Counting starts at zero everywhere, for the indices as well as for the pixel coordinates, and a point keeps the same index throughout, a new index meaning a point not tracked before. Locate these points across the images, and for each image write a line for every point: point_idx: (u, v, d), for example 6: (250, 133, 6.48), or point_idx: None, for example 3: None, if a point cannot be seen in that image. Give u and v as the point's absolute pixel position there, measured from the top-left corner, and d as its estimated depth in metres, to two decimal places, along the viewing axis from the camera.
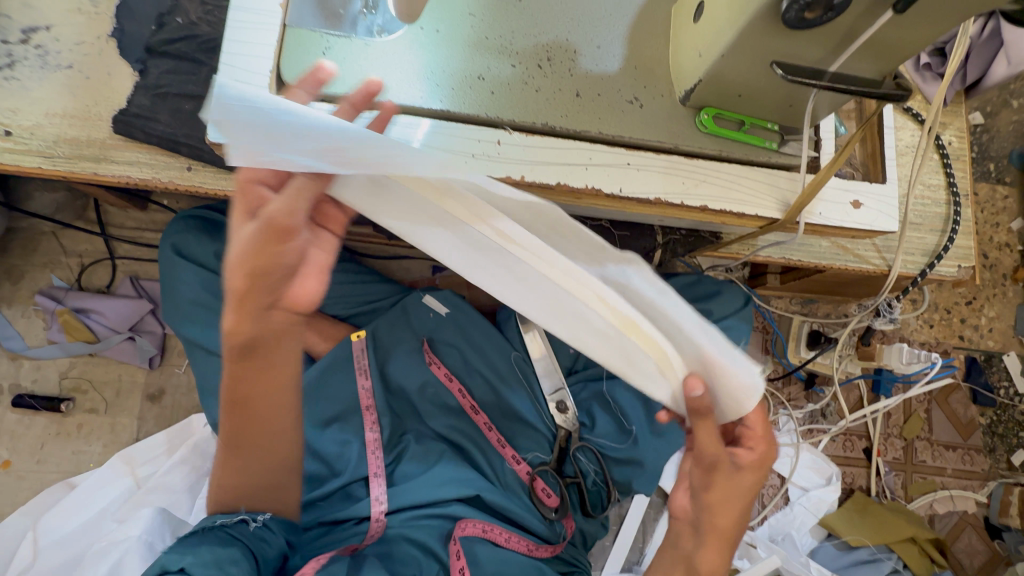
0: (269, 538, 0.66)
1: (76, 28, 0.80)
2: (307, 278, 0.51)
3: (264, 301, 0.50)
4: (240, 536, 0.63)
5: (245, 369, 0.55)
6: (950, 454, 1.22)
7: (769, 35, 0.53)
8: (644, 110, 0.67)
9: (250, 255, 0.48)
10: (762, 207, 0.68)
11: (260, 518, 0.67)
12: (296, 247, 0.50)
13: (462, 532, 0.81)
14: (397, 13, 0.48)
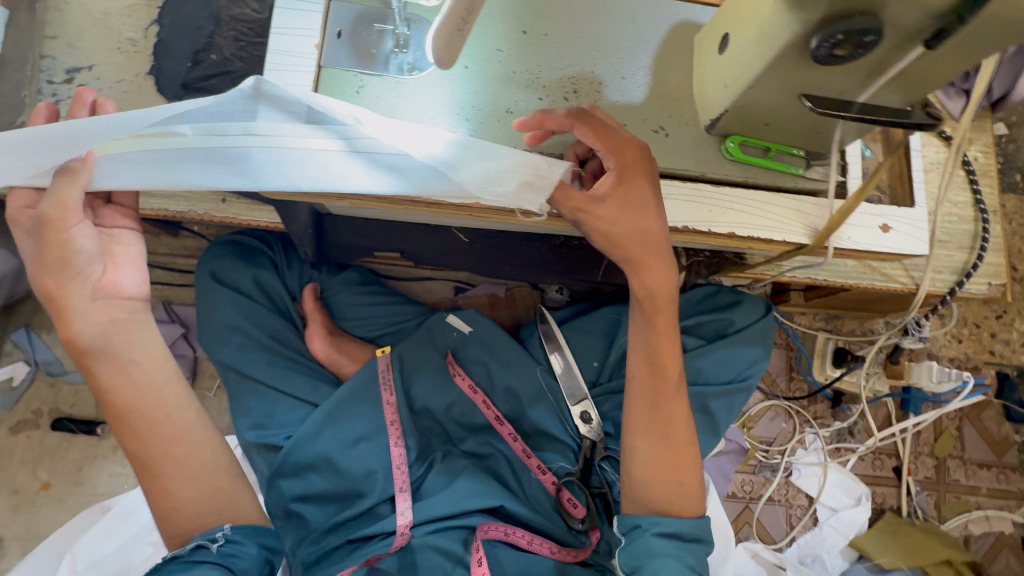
0: (237, 550, 0.63)
1: (117, 67, 0.83)
2: (121, 269, 0.63)
3: (82, 295, 0.60)
4: (206, 557, 0.61)
5: (100, 374, 0.62)
6: (984, 473, 1.19)
7: (798, 68, 0.54)
8: (670, 139, 0.67)
9: (35, 261, 0.57)
10: (790, 232, 0.68)
11: (220, 534, 0.63)
12: (80, 235, 0.58)
13: (485, 535, 0.82)
14: (437, 59, 0.47)
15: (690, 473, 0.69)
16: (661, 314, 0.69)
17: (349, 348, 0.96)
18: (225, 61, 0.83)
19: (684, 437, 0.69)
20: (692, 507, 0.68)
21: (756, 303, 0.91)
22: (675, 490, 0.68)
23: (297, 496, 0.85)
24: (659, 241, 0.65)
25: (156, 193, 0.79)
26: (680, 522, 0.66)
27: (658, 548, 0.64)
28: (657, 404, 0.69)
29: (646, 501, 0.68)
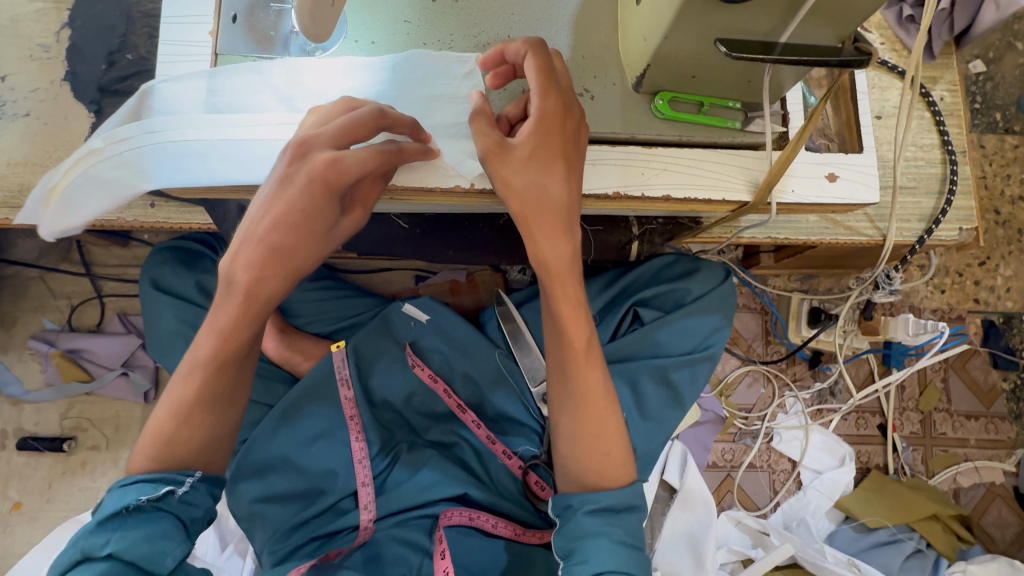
0: (198, 501, 0.58)
1: (31, 75, 0.80)
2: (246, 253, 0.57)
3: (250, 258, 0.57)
4: (168, 507, 0.56)
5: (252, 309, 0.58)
6: (972, 424, 1.17)
7: (707, 11, 0.50)
8: (596, 101, 0.64)
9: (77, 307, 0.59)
10: (731, 190, 0.64)
11: (189, 480, 0.58)
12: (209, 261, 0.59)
13: (448, 522, 0.82)
14: (307, 33, 0.44)
15: (615, 442, 0.65)
16: (565, 285, 0.63)
17: (303, 345, 0.94)
18: (142, 61, 0.80)
19: (606, 405, 0.66)
20: (621, 477, 0.65)
21: (714, 270, 0.88)
22: (604, 457, 0.65)
23: (259, 497, 0.84)
24: (559, 209, 0.59)
25: None
26: (611, 495, 0.64)
27: (589, 526, 0.62)
28: (574, 379, 0.65)
29: (579, 477, 0.65)
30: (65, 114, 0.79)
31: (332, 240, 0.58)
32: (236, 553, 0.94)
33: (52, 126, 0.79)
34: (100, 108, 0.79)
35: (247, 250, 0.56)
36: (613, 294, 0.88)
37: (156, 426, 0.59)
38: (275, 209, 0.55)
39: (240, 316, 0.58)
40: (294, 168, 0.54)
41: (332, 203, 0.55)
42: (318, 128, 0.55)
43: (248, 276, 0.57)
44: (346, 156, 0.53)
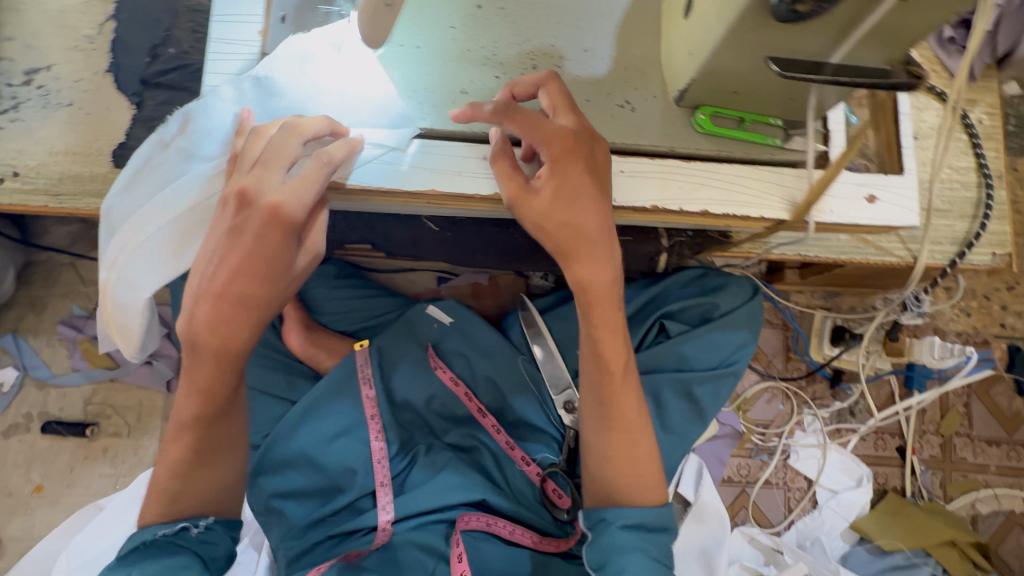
0: (215, 538, 0.63)
1: (75, 65, 0.81)
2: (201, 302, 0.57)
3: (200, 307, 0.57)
4: (186, 543, 0.60)
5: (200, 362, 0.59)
6: (993, 450, 1.15)
7: (759, 29, 0.50)
8: (637, 113, 0.64)
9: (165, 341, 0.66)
10: (768, 208, 0.64)
11: (204, 521, 0.63)
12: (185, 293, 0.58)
13: (466, 526, 0.82)
14: (365, 39, 0.45)
15: (645, 456, 0.66)
16: (595, 311, 0.64)
17: (327, 341, 0.96)
18: (184, 55, 0.81)
19: (635, 418, 0.66)
20: (651, 493, 0.66)
21: (743, 284, 0.88)
22: (634, 472, 0.65)
23: (278, 494, 0.85)
24: (576, 240, 0.59)
25: None
26: (643, 512, 0.64)
27: (621, 541, 0.62)
28: (607, 393, 0.66)
29: (609, 489, 0.66)
30: (107, 105, 0.80)
31: (297, 276, 0.59)
32: (250, 547, 0.95)
33: (95, 117, 0.80)
34: (141, 101, 0.80)
35: (203, 305, 0.57)
36: (636, 306, 0.88)
37: (158, 487, 0.63)
38: (224, 260, 0.56)
39: (216, 373, 0.60)
40: (240, 217, 0.55)
41: (284, 240, 0.56)
42: (255, 172, 0.55)
43: (208, 333, 0.57)
44: (285, 197, 0.54)
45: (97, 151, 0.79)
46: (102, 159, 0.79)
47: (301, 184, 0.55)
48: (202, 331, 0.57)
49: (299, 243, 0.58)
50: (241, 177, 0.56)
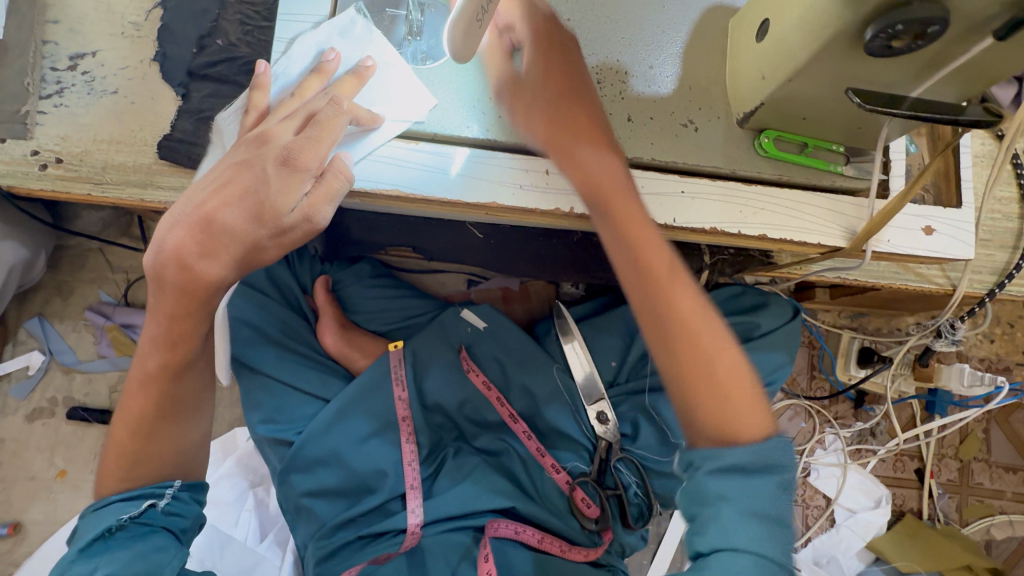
0: (182, 510, 0.69)
1: (120, 52, 0.80)
2: (177, 230, 0.57)
3: (190, 247, 0.57)
4: (155, 521, 0.66)
5: (176, 305, 0.60)
6: (1011, 477, 1.16)
7: (844, 58, 0.49)
8: (700, 134, 0.63)
9: (164, 335, 0.63)
10: (825, 235, 0.64)
11: (169, 491, 0.68)
12: (164, 229, 0.58)
13: (495, 533, 0.83)
14: (456, 54, 0.44)
15: (730, 384, 0.50)
16: (637, 234, 0.55)
17: (361, 342, 0.97)
18: (231, 47, 0.81)
19: (707, 332, 0.52)
20: (751, 423, 0.49)
21: (782, 305, 0.88)
22: (718, 400, 0.50)
23: (307, 492, 0.87)
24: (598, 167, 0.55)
25: (162, 184, 0.77)
26: (740, 451, 0.47)
27: (714, 489, 0.46)
28: (659, 301, 0.53)
29: (692, 426, 0.50)
30: (152, 95, 0.79)
31: (278, 246, 0.59)
32: (274, 546, 0.94)
33: (140, 106, 0.79)
34: (187, 92, 0.79)
35: (189, 240, 0.57)
36: None
37: (117, 445, 0.67)
38: (214, 195, 0.57)
39: (182, 314, 0.61)
40: (247, 153, 0.58)
41: (281, 181, 0.56)
42: (283, 124, 0.58)
43: (176, 260, 0.57)
44: (300, 140, 0.57)
45: (141, 141, 0.78)
46: (146, 149, 0.78)
47: (319, 131, 0.57)
48: (169, 260, 0.57)
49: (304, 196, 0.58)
50: (263, 124, 0.60)
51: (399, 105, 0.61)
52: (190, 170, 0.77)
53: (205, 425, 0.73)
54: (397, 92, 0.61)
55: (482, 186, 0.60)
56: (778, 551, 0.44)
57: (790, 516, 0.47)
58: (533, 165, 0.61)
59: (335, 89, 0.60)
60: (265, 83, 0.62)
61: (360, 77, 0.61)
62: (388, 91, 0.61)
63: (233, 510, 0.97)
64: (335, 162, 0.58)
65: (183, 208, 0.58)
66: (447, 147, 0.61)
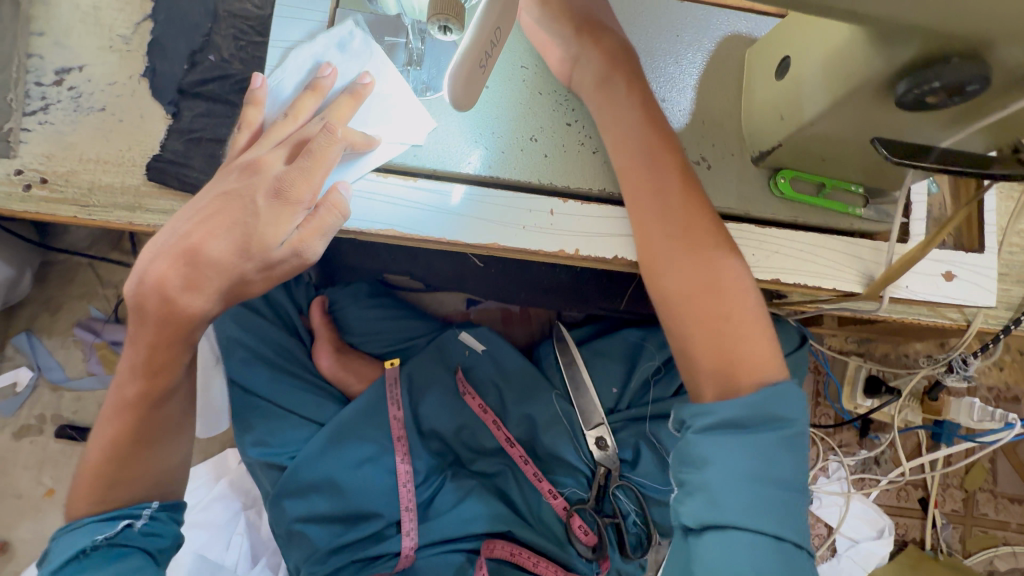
0: (161, 530, 0.65)
1: (108, 67, 0.77)
2: (163, 259, 0.54)
3: (175, 279, 0.54)
4: (131, 542, 0.63)
5: (160, 338, 0.58)
6: (1016, 508, 1.13)
7: (872, 105, 0.46)
8: (712, 172, 0.61)
9: (145, 364, 0.60)
10: (841, 279, 0.61)
11: (146, 512, 0.64)
12: (153, 256, 0.55)
13: (491, 553, 0.84)
14: (457, 100, 0.41)
15: (740, 336, 0.52)
16: (666, 196, 0.56)
17: (358, 365, 0.95)
18: (224, 64, 0.79)
19: (729, 296, 0.54)
20: (756, 371, 0.52)
21: (790, 334, 0.85)
22: (727, 348, 0.52)
23: (300, 517, 0.83)
24: (633, 142, 0.57)
25: (151, 207, 0.74)
26: (736, 406, 0.50)
27: (704, 450, 0.50)
28: (684, 259, 0.55)
29: (696, 373, 0.54)
30: (140, 112, 0.76)
31: (264, 279, 0.56)
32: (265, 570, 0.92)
33: (127, 124, 0.76)
34: (177, 110, 0.76)
35: (173, 271, 0.54)
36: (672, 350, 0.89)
37: (90, 471, 0.64)
38: (201, 226, 0.54)
39: (162, 345, 0.59)
40: (236, 181, 0.55)
41: (272, 213, 0.53)
42: (275, 151, 0.55)
43: (159, 291, 0.55)
44: (291, 170, 0.53)
45: (130, 161, 0.74)
46: (135, 170, 0.74)
47: (312, 162, 0.53)
48: (153, 292, 0.55)
49: (296, 228, 0.55)
50: (254, 150, 0.56)
51: (398, 127, 0.58)
52: (180, 192, 0.73)
53: (184, 447, 0.69)
54: (396, 116, 0.59)
55: (485, 219, 0.57)
56: (780, 513, 0.47)
57: (796, 475, 0.49)
58: (537, 206, 0.58)
59: (329, 112, 0.56)
60: (260, 99, 0.58)
61: (357, 96, 0.57)
62: (387, 115, 0.59)
63: (223, 534, 0.94)
64: (330, 194, 0.54)
65: (171, 238, 0.55)
66: (448, 184, 0.58)
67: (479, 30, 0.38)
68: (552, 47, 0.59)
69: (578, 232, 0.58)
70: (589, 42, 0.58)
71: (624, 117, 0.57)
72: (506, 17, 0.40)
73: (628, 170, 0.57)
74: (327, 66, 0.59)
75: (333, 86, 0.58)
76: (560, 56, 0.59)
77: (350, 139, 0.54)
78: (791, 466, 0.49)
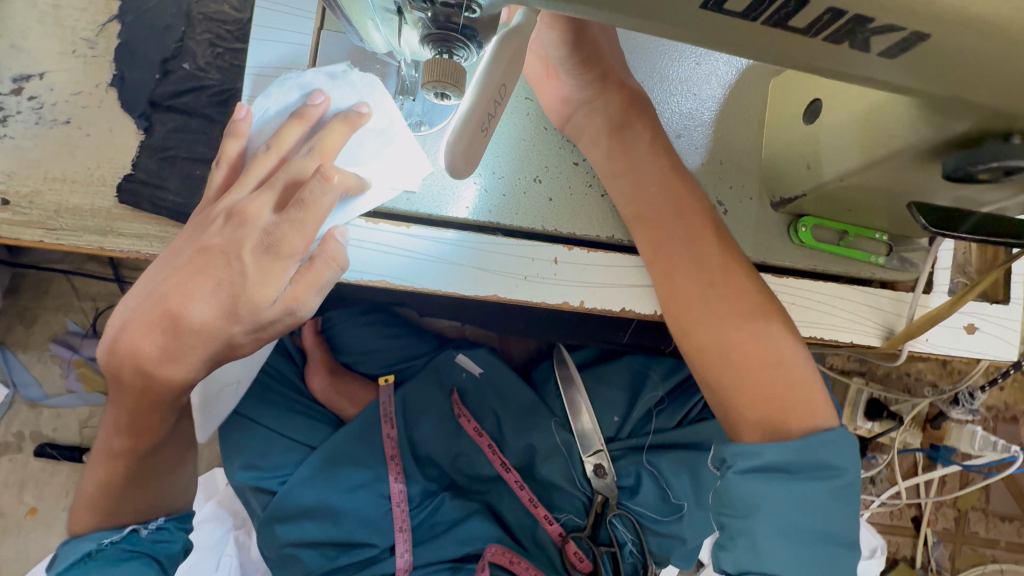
0: (169, 537, 0.62)
1: (72, 75, 0.70)
2: (140, 329, 0.48)
3: (154, 347, 0.48)
4: (138, 547, 0.59)
5: (138, 404, 0.53)
6: (1006, 526, 1.14)
7: (912, 166, 0.42)
8: (729, 217, 0.57)
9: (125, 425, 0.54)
10: (859, 334, 0.58)
11: (154, 522, 0.61)
12: (128, 325, 0.49)
13: (492, 557, 0.80)
14: (452, 167, 0.37)
15: (789, 384, 0.50)
16: (704, 241, 0.52)
17: (350, 388, 0.91)
18: (200, 73, 0.72)
19: (772, 347, 0.50)
20: (803, 419, 0.49)
21: None
22: (774, 398, 0.49)
23: (291, 542, 0.80)
24: (661, 187, 0.53)
25: (124, 232, 0.67)
26: (781, 450, 0.47)
27: (742, 494, 0.47)
28: (723, 308, 0.51)
29: (740, 423, 0.51)
30: (109, 126, 0.70)
31: (255, 340, 0.50)
32: None
33: (95, 139, 0.69)
34: (150, 125, 0.70)
35: (149, 339, 0.48)
36: (675, 379, 0.89)
37: (81, 505, 0.60)
38: (178, 289, 0.47)
39: (146, 408, 0.53)
40: (217, 234, 0.48)
41: (261, 272, 0.46)
42: (260, 196, 0.47)
43: (136, 360, 0.49)
44: (280, 222, 0.46)
45: (99, 180, 0.68)
46: (106, 191, 0.67)
47: (304, 212, 0.45)
48: (126, 362, 0.49)
49: (287, 284, 0.48)
50: (231, 196, 0.49)
51: (390, 167, 0.52)
52: (155, 216, 0.67)
53: (186, 476, 0.66)
54: (391, 154, 0.52)
55: (490, 267, 0.54)
56: (820, 563, 0.46)
57: (842, 528, 0.47)
58: (541, 254, 0.55)
59: (318, 142, 0.48)
60: (243, 131, 0.52)
61: (350, 124, 0.49)
62: (382, 123, 0.52)
63: (213, 556, 0.93)
64: (327, 242, 0.47)
65: (149, 302, 0.48)
66: (446, 231, 0.54)
67: (477, 96, 0.34)
68: (556, 78, 0.55)
69: (585, 285, 0.55)
70: (611, 87, 0.54)
71: (644, 173, 0.54)
72: (511, 72, 0.36)
73: (656, 226, 0.53)
74: (319, 92, 0.52)
75: (324, 114, 0.51)
76: (564, 94, 0.55)
77: (348, 186, 0.45)
78: (837, 516, 0.47)
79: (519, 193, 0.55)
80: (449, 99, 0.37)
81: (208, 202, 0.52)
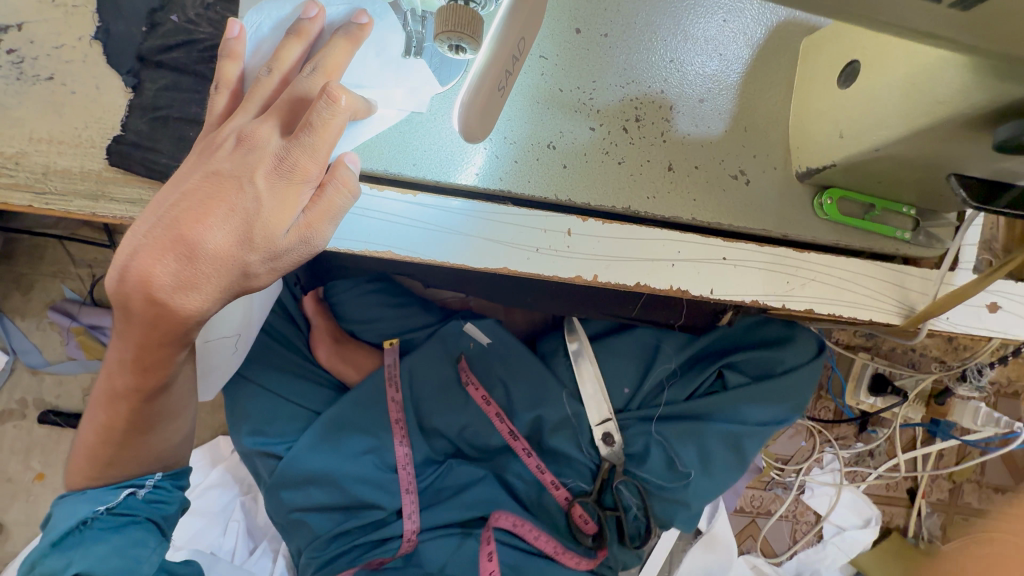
0: (166, 498, 0.62)
1: (53, 26, 0.66)
2: (146, 256, 0.43)
3: (166, 275, 0.43)
4: (135, 511, 0.59)
5: (146, 338, 0.49)
6: (998, 497, 1.16)
7: (961, 124, 0.39)
8: (752, 187, 0.55)
9: (133, 362, 0.52)
10: (880, 310, 0.56)
11: (150, 481, 0.61)
12: (128, 254, 0.44)
13: (496, 523, 0.82)
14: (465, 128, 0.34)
15: None
16: None
17: (355, 356, 0.91)
18: (189, 26, 0.68)
19: None
20: None
21: (810, 339, 0.87)
22: None
23: (299, 507, 0.81)
24: None
25: (117, 196, 0.64)
26: None
27: None
28: None
29: None
30: (95, 83, 0.65)
31: (272, 271, 0.46)
32: (265, 554, 0.91)
33: (81, 96, 0.65)
34: (138, 82, 0.66)
35: (161, 266, 0.43)
36: (691, 352, 0.88)
37: (82, 465, 0.59)
38: (190, 213, 0.42)
39: (153, 345, 0.50)
40: (227, 159, 0.44)
41: (275, 196, 0.43)
42: (265, 121, 0.44)
43: (144, 293, 0.44)
44: (291, 147, 0.43)
45: (88, 142, 0.64)
46: (95, 152, 0.64)
47: (316, 137, 0.43)
48: (137, 292, 0.44)
49: (301, 213, 0.45)
50: (236, 120, 0.46)
51: (396, 95, 0.49)
52: (148, 179, 0.64)
53: (185, 428, 0.64)
54: (399, 77, 0.48)
55: (501, 236, 0.52)
56: None
57: None
58: (555, 224, 0.53)
59: (321, 60, 0.45)
60: (238, 53, 0.50)
61: (353, 40, 0.45)
62: (380, 80, 0.48)
63: (219, 521, 0.94)
64: (337, 169, 0.45)
65: (153, 224, 0.44)
66: (456, 200, 0.52)
67: (494, 50, 0.32)
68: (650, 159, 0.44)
69: (600, 256, 0.53)
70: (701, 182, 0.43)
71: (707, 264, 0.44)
72: (531, 24, 0.33)
73: None
74: (312, 5, 0.49)
75: (321, 29, 0.49)
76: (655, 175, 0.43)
77: (355, 108, 0.42)
78: None
79: (535, 159, 0.53)
80: (464, 53, 0.34)
81: (211, 128, 0.49)
